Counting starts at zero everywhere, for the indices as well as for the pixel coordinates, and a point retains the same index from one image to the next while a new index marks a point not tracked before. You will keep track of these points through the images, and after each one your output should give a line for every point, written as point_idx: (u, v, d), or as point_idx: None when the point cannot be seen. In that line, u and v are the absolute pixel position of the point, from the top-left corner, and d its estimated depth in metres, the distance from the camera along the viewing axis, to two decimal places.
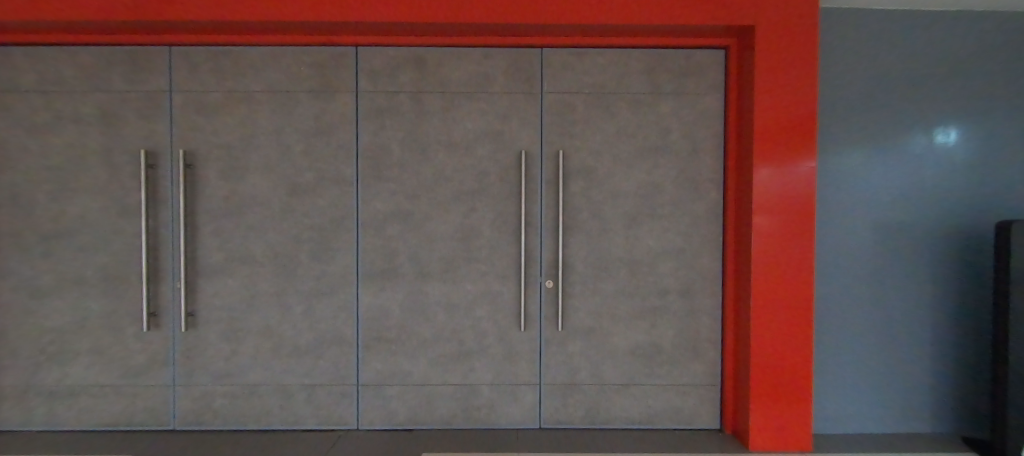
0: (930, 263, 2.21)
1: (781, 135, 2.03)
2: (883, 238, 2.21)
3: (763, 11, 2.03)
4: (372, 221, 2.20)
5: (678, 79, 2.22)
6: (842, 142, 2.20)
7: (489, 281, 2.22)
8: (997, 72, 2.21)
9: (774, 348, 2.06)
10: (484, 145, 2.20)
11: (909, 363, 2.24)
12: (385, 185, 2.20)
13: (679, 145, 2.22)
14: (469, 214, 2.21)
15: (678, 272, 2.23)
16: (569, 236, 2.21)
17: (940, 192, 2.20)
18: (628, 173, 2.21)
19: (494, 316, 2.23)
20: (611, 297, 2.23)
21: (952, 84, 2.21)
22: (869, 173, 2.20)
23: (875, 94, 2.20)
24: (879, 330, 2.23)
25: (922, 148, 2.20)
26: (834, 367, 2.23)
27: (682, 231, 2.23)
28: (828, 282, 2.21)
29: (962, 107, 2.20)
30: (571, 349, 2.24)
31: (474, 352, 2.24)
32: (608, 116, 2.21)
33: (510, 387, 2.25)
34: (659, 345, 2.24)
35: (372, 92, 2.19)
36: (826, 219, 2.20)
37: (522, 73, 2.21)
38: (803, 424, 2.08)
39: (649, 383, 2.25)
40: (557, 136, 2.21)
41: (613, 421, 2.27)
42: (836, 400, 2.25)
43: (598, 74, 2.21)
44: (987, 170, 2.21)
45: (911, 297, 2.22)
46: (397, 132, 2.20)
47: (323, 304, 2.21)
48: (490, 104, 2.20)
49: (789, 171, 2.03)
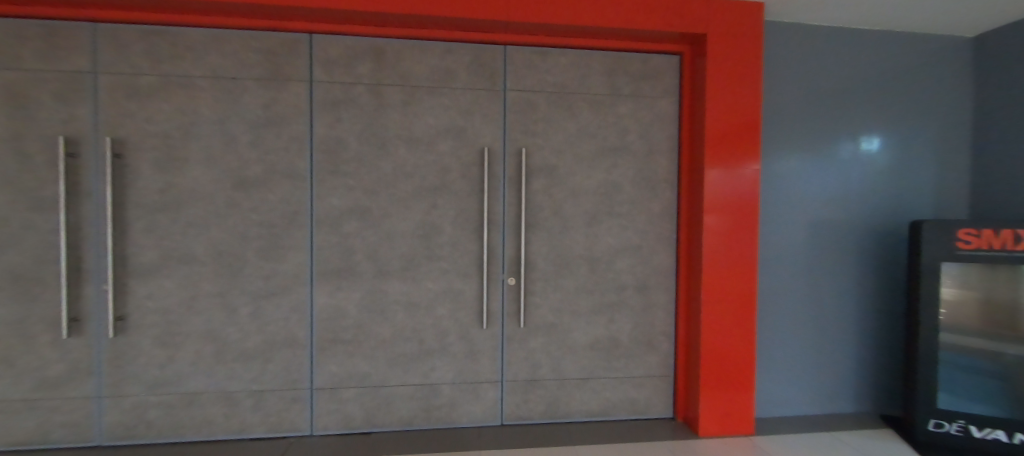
0: (856, 258, 2.44)
1: (729, 139, 2.17)
2: (817, 235, 2.41)
3: (714, 21, 2.14)
4: (327, 217, 2.11)
5: (636, 82, 2.29)
6: (783, 147, 2.37)
7: (451, 279, 2.20)
8: (912, 87, 2.47)
9: (721, 338, 2.20)
10: (446, 141, 2.17)
11: (837, 349, 2.46)
12: (342, 180, 2.11)
13: (636, 145, 2.29)
14: (431, 210, 2.17)
15: (635, 268, 2.31)
16: (531, 233, 2.23)
17: (864, 194, 2.43)
18: (588, 172, 2.26)
19: (455, 315, 2.21)
20: (571, 293, 2.27)
21: (876, 97, 2.44)
22: (805, 176, 2.39)
23: (811, 103, 2.38)
24: (812, 320, 2.43)
25: (850, 154, 2.42)
26: (774, 355, 2.41)
27: (639, 228, 2.31)
28: (770, 277, 2.38)
29: (884, 118, 2.44)
30: (532, 345, 2.26)
31: (435, 351, 2.20)
32: (570, 116, 2.25)
33: (472, 385, 2.24)
34: (617, 339, 2.32)
35: (327, 83, 2.09)
36: (769, 218, 2.37)
37: (485, 70, 2.19)
38: (745, 408, 2.23)
39: (607, 376, 2.33)
40: (520, 134, 2.22)
41: (573, 415, 2.32)
42: (776, 386, 2.43)
43: (560, 74, 2.24)
44: (903, 175, 2.47)
45: (839, 290, 2.44)
46: (355, 125, 2.11)
47: (273, 305, 2.09)
48: (452, 99, 2.17)
49: (736, 172, 2.17)
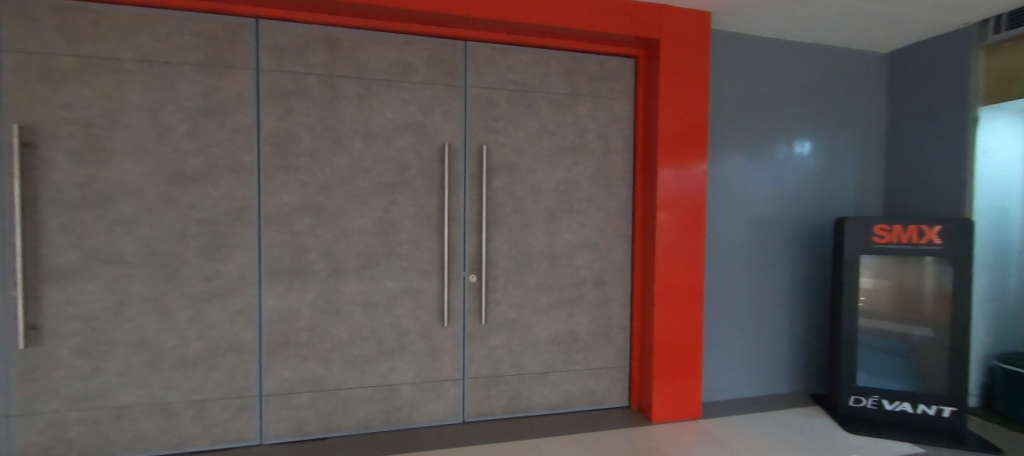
0: (791, 252, 2.66)
1: (680, 140, 2.29)
2: (757, 231, 2.60)
3: (667, 27, 2.25)
4: (277, 214, 2.00)
5: (594, 83, 2.36)
6: (728, 149, 2.53)
7: (411, 277, 2.16)
8: (838, 96, 2.72)
9: (672, 329, 2.32)
10: (405, 136, 2.12)
11: (774, 336, 2.67)
12: (293, 175, 2.01)
13: (594, 144, 2.36)
14: (389, 207, 2.12)
15: (593, 264, 2.39)
16: (492, 230, 2.24)
17: (797, 193, 2.66)
18: (548, 170, 2.30)
19: (416, 313, 2.17)
20: (532, 289, 2.30)
21: (807, 104, 2.66)
22: (747, 176, 2.57)
23: (752, 108, 2.56)
24: (752, 309, 2.62)
25: (785, 156, 2.63)
26: (720, 343, 2.58)
27: (597, 225, 2.39)
28: (716, 270, 2.54)
29: (814, 123, 2.67)
30: (493, 342, 2.27)
31: (395, 351, 2.16)
32: (530, 114, 2.27)
33: (433, 384, 2.22)
34: (576, 333, 2.38)
35: (276, 72, 1.98)
36: (715, 215, 2.52)
37: (445, 64, 2.16)
38: (694, 393, 2.38)
39: (566, 369, 2.39)
40: (481, 131, 2.21)
41: (534, 409, 2.36)
42: (721, 371, 2.60)
43: (521, 72, 2.26)
44: (830, 176, 2.72)
45: (776, 281, 2.65)
46: (307, 117, 2.01)
47: (216, 308, 1.95)
48: (411, 94, 2.13)
49: (686, 172, 2.30)
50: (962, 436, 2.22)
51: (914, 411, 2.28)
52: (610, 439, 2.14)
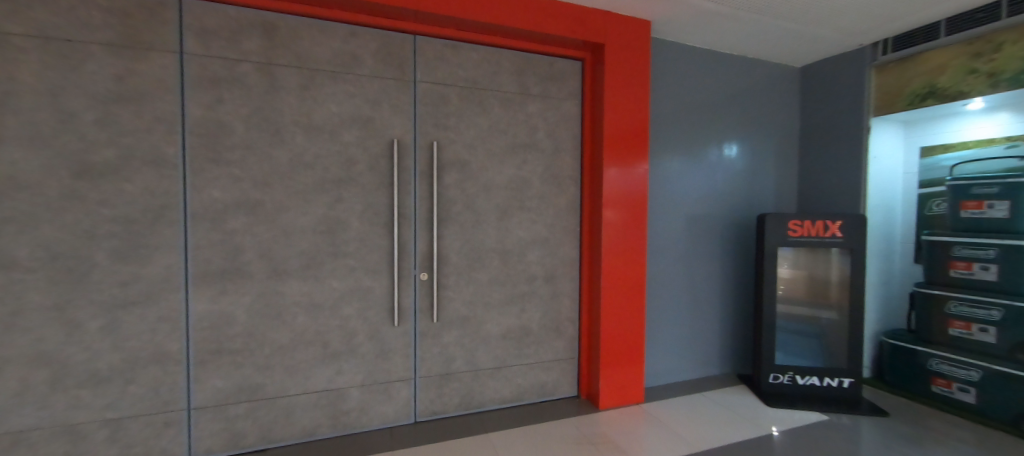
0: (721, 246, 2.90)
1: (624, 141, 2.42)
2: (692, 227, 2.81)
3: (611, 33, 2.36)
4: (206, 212, 1.84)
5: (544, 83, 2.41)
6: (667, 150, 2.71)
7: (359, 277, 2.09)
8: (760, 104, 3.01)
9: (617, 320, 2.45)
10: (352, 131, 2.04)
11: (707, 322, 2.91)
12: (225, 169, 1.86)
13: (544, 143, 2.42)
14: (335, 204, 2.03)
15: (543, 259, 2.45)
16: (443, 228, 2.22)
17: (726, 192, 2.91)
18: (499, 167, 2.32)
19: (364, 314, 2.10)
20: (484, 286, 2.32)
21: (735, 110, 2.91)
22: (684, 176, 2.77)
23: (688, 112, 2.76)
24: (688, 299, 2.83)
25: (716, 158, 2.86)
26: (660, 331, 2.76)
27: (547, 222, 2.45)
28: (656, 263, 2.72)
29: (740, 128, 2.93)
30: (446, 339, 2.26)
31: (342, 354, 2.08)
32: (481, 111, 2.28)
33: (383, 385, 2.16)
34: (527, 327, 2.43)
35: (204, 57, 1.82)
36: (656, 212, 2.70)
37: (393, 58, 2.11)
38: (637, 379, 2.53)
39: (518, 363, 2.43)
40: (431, 127, 2.18)
41: (487, 404, 2.38)
42: (661, 357, 2.79)
43: (471, 69, 2.26)
44: (754, 177, 3.00)
45: (709, 273, 2.88)
46: (241, 108, 1.88)
47: (134, 317, 1.76)
48: (358, 87, 2.05)
49: (629, 171, 2.43)
50: (857, 403, 2.56)
51: (820, 383, 2.60)
52: (560, 428, 2.22)
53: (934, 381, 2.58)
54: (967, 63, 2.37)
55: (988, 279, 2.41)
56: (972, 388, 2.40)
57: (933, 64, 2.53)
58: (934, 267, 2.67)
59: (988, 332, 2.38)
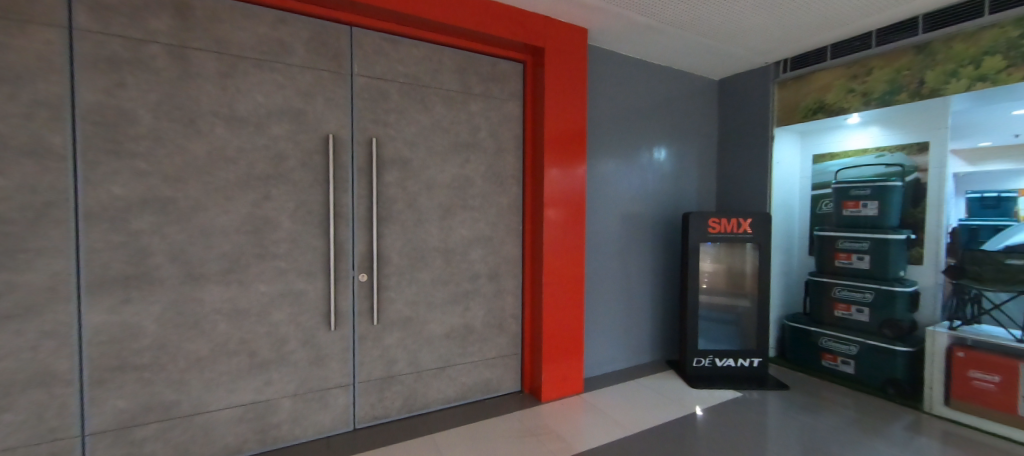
0: (652, 242, 3.12)
1: (563, 142, 2.51)
2: (627, 225, 3.00)
3: (551, 37, 2.44)
4: (104, 210, 1.62)
5: (486, 83, 2.43)
6: (604, 153, 2.86)
7: (290, 280, 1.96)
8: (685, 112, 3.28)
9: (558, 314, 2.54)
10: (281, 124, 1.91)
11: (640, 313, 3.11)
12: (128, 162, 1.65)
13: (486, 142, 2.44)
14: (262, 202, 1.89)
15: (486, 258, 2.47)
16: (383, 227, 2.16)
17: (656, 193, 3.13)
18: (441, 166, 2.30)
19: (297, 319, 1.98)
20: (426, 286, 2.29)
21: (663, 116, 3.15)
22: (619, 177, 2.94)
23: (622, 118, 2.94)
24: (624, 292, 3.01)
25: (647, 161, 3.07)
26: (598, 323, 2.90)
27: (490, 221, 2.47)
28: (595, 259, 2.86)
29: (668, 133, 3.18)
30: (387, 341, 2.19)
31: (271, 363, 1.94)
32: (422, 108, 2.24)
33: (318, 394, 2.05)
34: (471, 326, 2.44)
35: (102, 36, 1.61)
36: (594, 211, 2.84)
37: (328, 49, 2.00)
38: (577, 371, 2.64)
39: (462, 362, 2.43)
40: (370, 123, 2.10)
41: (430, 405, 2.35)
42: (599, 349, 2.94)
43: (412, 65, 2.21)
44: (679, 178, 3.27)
45: (641, 268, 3.09)
46: (148, 94, 1.68)
47: (8, 333, 1.51)
48: (287, 77, 1.92)
49: (569, 172, 2.53)
50: (765, 379, 2.89)
51: (735, 364, 2.90)
52: (503, 423, 2.25)
53: (824, 356, 2.98)
54: (846, 83, 2.78)
55: (863, 267, 2.86)
56: (852, 361, 2.82)
57: (819, 83, 2.92)
58: (824, 258, 3.09)
59: (864, 312, 2.82)
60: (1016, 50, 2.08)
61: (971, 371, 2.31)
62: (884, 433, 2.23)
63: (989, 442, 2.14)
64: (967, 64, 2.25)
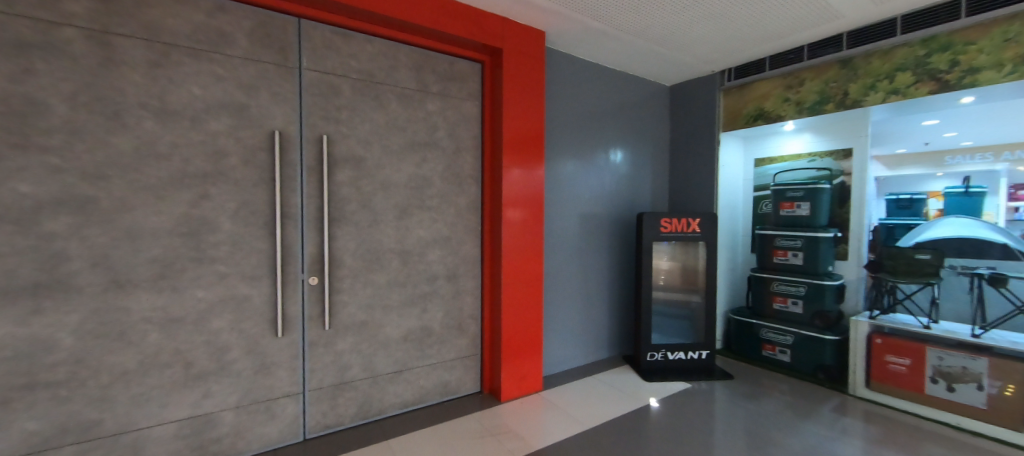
0: (608, 241, 3.22)
1: (522, 143, 2.53)
2: (585, 225, 3.07)
3: (508, 39, 2.44)
4: (8, 210, 1.45)
5: (443, 82, 2.40)
6: (562, 154, 2.91)
7: (232, 285, 1.84)
8: (639, 116, 3.40)
9: (517, 314, 2.56)
10: (219, 118, 1.79)
11: (597, 311, 3.19)
12: (38, 157, 1.49)
13: (444, 142, 2.41)
14: (200, 202, 1.76)
15: (444, 258, 2.44)
16: (335, 228, 2.07)
17: (612, 193, 3.23)
18: (397, 165, 2.25)
19: (239, 326, 1.86)
20: (382, 288, 2.23)
21: (619, 120, 3.25)
22: (577, 178, 3.00)
23: (580, 120, 3.00)
24: (582, 290, 3.08)
25: (604, 162, 3.16)
26: (557, 321, 2.95)
27: (448, 221, 2.45)
28: (553, 259, 2.90)
29: (623, 136, 3.28)
30: (339, 347, 2.11)
31: (211, 374, 1.81)
32: (377, 106, 2.18)
33: (264, 404, 1.94)
34: (429, 328, 2.40)
35: (4, 15, 1.44)
36: (552, 212, 2.88)
37: (274, 41, 1.90)
38: (536, 369, 2.66)
39: (419, 365, 2.38)
40: (320, 120, 2.02)
41: (386, 410, 2.29)
42: (558, 346, 2.98)
43: (366, 61, 2.15)
44: (634, 180, 3.39)
45: (598, 266, 3.17)
46: (62, 82, 1.52)
47: None
48: (227, 69, 1.80)
49: (528, 173, 2.56)
50: (712, 370, 3.05)
51: (685, 356, 3.05)
52: (462, 425, 2.23)
53: (764, 346, 3.20)
54: (782, 93, 2.99)
55: (798, 263, 3.09)
56: (789, 350, 3.04)
57: (759, 92, 3.12)
58: (764, 255, 3.30)
59: (798, 304, 3.05)
60: (923, 68, 2.33)
61: (887, 356, 2.56)
62: (815, 415, 2.42)
63: (902, 419, 2.38)
64: (883, 78, 2.48)
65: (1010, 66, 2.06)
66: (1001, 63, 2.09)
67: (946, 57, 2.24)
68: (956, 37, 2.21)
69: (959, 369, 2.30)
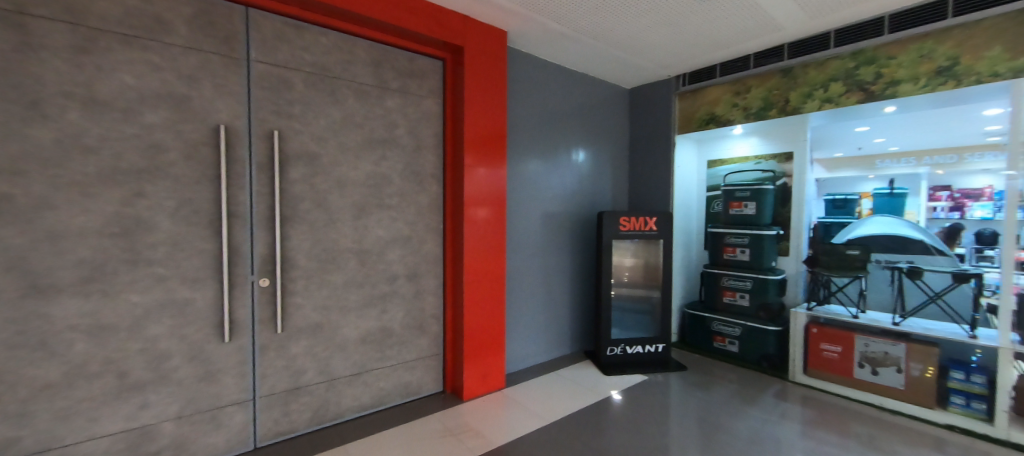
0: (570, 239, 3.28)
1: (485, 142, 2.53)
2: (547, 223, 3.11)
3: (470, 37, 2.43)
4: None
5: (403, 78, 2.36)
6: (525, 153, 2.94)
7: (172, 288, 1.73)
8: (600, 117, 3.49)
9: (479, 313, 2.56)
10: (157, 111, 1.67)
11: (559, 307, 3.25)
12: None
13: (404, 140, 2.37)
14: (134, 200, 1.64)
15: (405, 258, 2.40)
16: (288, 227, 2.00)
17: (574, 193, 3.29)
18: (355, 163, 2.19)
19: (181, 332, 1.75)
20: (339, 289, 2.16)
21: (580, 121, 3.32)
22: (539, 178, 3.04)
23: (542, 119, 3.04)
24: (545, 288, 3.13)
25: (566, 162, 3.22)
26: (520, 318, 2.98)
27: (408, 220, 2.41)
28: (516, 257, 2.93)
29: (584, 137, 3.36)
30: (293, 350, 2.04)
31: (148, 383, 1.69)
32: (333, 102, 2.11)
33: (210, 413, 1.84)
34: (389, 328, 2.36)
35: None
36: (515, 210, 2.90)
37: (219, 30, 1.80)
38: (499, 367, 2.68)
39: (379, 367, 2.33)
40: (271, 115, 1.93)
41: (344, 414, 2.23)
42: (521, 344, 3.02)
43: (321, 55, 2.08)
44: (595, 180, 3.47)
45: (560, 264, 3.23)
46: None
47: None
48: (165, 58, 1.69)
49: (490, 172, 2.56)
50: (667, 362, 3.19)
51: (642, 350, 3.16)
52: (422, 426, 2.21)
53: (715, 338, 3.37)
54: (731, 99, 3.15)
55: (745, 259, 3.28)
56: (737, 340, 3.23)
57: (710, 97, 3.27)
58: (714, 252, 3.47)
59: (745, 298, 3.24)
60: (852, 79, 2.53)
61: (822, 343, 2.77)
62: (759, 401, 2.58)
63: (834, 402, 2.59)
64: (819, 88, 2.68)
65: (924, 80, 2.29)
66: (917, 77, 2.31)
67: (871, 69, 2.46)
68: (880, 52, 2.42)
69: (882, 354, 2.53)
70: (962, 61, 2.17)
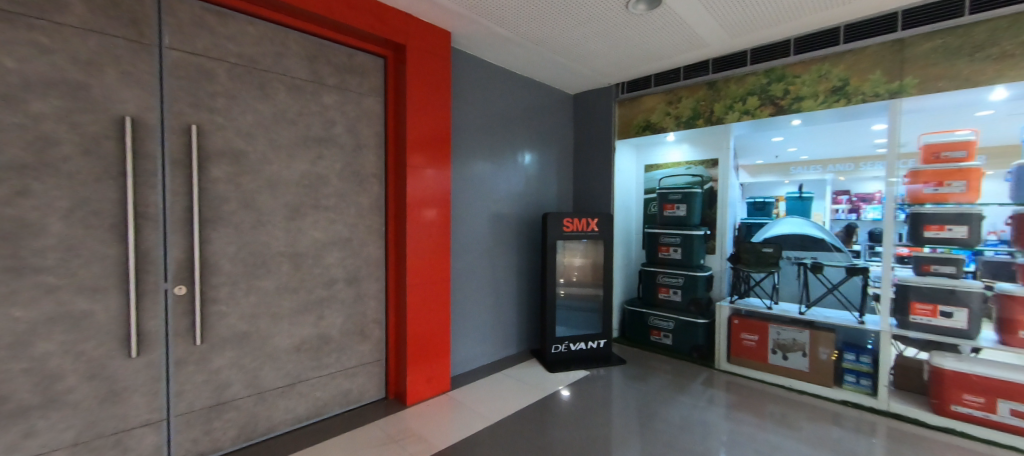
0: (516, 240, 3.33)
1: (428, 142, 2.49)
2: (493, 224, 3.13)
3: (412, 35, 2.39)
4: None
5: (341, 74, 2.27)
6: (471, 155, 2.94)
7: (65, 299, 1.54)
8: (545, 122, 3.58)
9: (424, 316, 2.51)
10: (46, 99, 1.48)
11: (505, 308, 3.28)
12: None
13: (342, 138, 2.28)
14: (15, 200, 1.44)
15: (344, 261, 2.31)
16: (209, 230, 1.84)
17: (519, 194, 3.34)
18: (287, 161, 2.07)
19: (77, 348, 1.56)
20: (270, 295, 2.03)
21: (526, 124, 3.37)
22: (485, 179, 3.05)
23: (487, 121, 3.06)
24: (490, 289, 3.14)
25: (512, 164, 3.26)
26: (465, 320, 2.97)
27: (347, 222, 2.32)
28: (461, 258, 2.91)
29: (530, 140, 3.42)
30: (216, 363, 1.88)
31: (35, 408, 1.49)
32: (262, 96, 1.98)
33: (114, 438, 1.65)
34: (327, 335, 2.25)
35: None
36: (461, 211, 2.89)
37: (125, 12, 1.62)
38: (443, 370, 2.65)
39: (315, 376, 2.22)
40: (188, 107, 1.77)
41: (276, 429, 2.09)
42: (467, 345, 3.00)
43: (248, 45, 1.94)
44: (540, 182, 3.55)
45: (506, 265, 3.26)
46: None
47: None
48: (56, 40, 1.50)
49: (434, 173, 2.53)
50: (609, 357, 3.32)
51: (585, 346, 3.27)
52: (362, 434, 2.13)
53: (652, 332, 3.57)
54: (664, 107, 3.35)
55: (677, 257, 3.51)
56: (670, 333, 3.45)
57: (646, 105, 3.46)
58: (651, 250, 3.68)
59: (677, 293, 3.46)
60: (766, 93, 2.80)
61: (742, 333, 3.04)
62: (690, 389, 2.78)
63: (753, 386, 2.85)
64: (738, 100, 2.93)
65: (822, 97, 2.59)
66: (817, 94, 2.61)
67: (781, 86, 2.74)
68: (788, 71, 2.71)
69: (791, 341, 2.82)
70: (852, 82, 2.49)
